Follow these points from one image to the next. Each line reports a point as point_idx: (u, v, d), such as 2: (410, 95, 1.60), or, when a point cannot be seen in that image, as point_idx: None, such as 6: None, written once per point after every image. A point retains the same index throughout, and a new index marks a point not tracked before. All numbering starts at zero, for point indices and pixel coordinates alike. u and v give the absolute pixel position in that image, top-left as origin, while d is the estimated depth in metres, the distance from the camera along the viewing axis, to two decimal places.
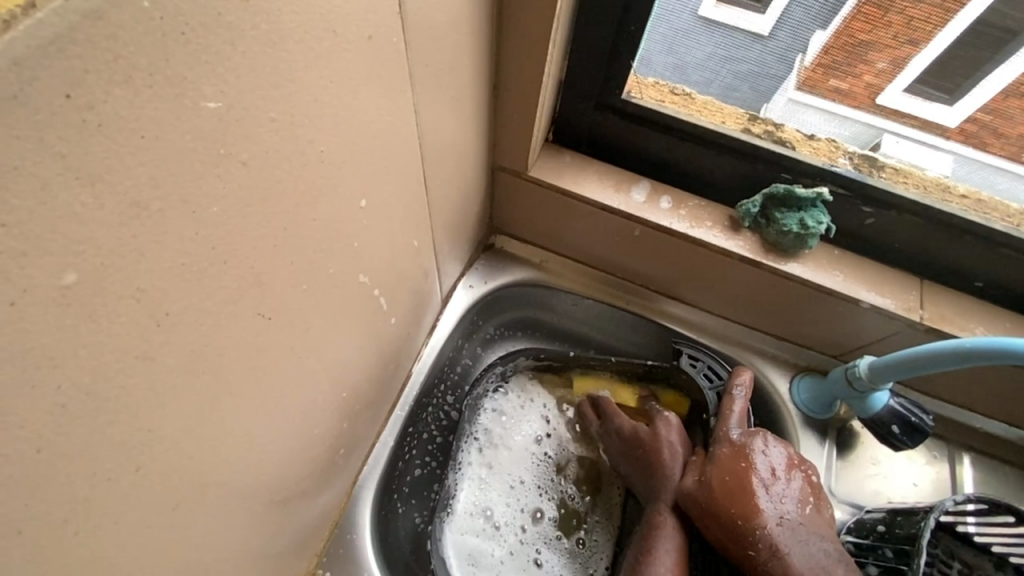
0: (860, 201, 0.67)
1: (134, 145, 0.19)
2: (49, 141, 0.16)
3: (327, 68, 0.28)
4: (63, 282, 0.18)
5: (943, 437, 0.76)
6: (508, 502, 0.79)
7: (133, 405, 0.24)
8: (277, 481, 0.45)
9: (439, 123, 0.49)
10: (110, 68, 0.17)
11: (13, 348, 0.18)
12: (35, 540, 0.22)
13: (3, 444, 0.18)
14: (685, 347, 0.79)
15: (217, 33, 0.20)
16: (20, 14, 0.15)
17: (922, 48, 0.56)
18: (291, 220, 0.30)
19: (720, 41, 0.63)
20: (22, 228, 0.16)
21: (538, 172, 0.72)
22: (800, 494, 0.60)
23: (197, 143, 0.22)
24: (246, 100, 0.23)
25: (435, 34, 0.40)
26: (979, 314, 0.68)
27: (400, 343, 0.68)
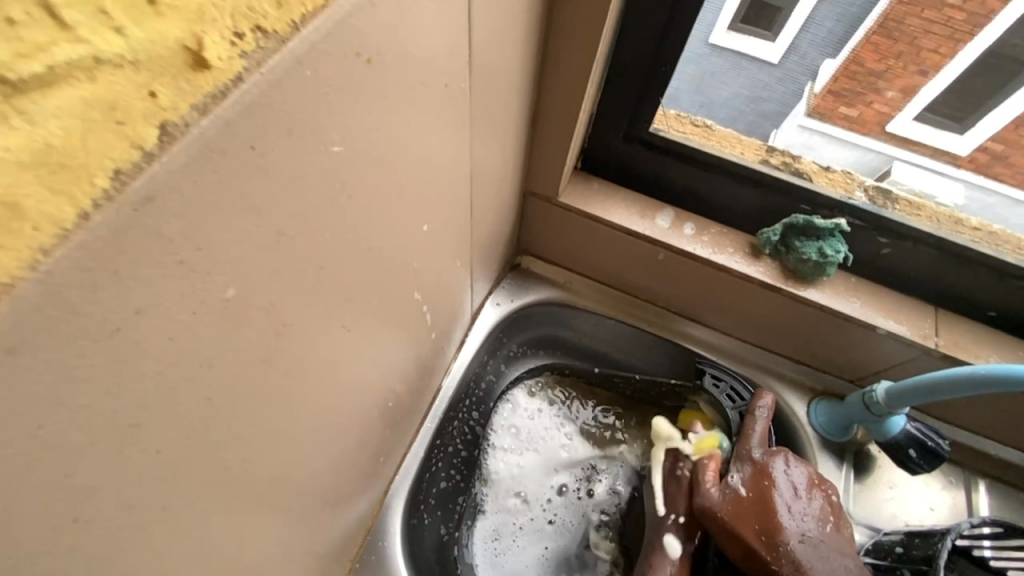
0: (876, 232, 0.70)
1: (285, 184, 0.23)
2: (237, 184, 0.21)
3: (416, 111, 0.33)
4: (226, 295, 0.22)
5: (958, 463, 0.78)
6: (534, 473, 0.86)
7: (250, 401, 0.27)
8: (329, 482, 0.48)
9: (486, 154, 0.53)
10: (280, 124, 0.21)
11: (188, 349, 0.21)
12: (174, 516, 0.25)
13: (169, 429, 0.22)
14: (708, 368, 0.84)
15: (347, 90, 0.25)
16: (230, 87, 0.19)
17: (931, 77, 0.61)
18: (373, 244, 0.34)
19: (744, 82, 0.69)
20: (212, 252, 0.21)
21: (567, 197, 0.76)
22: (820, 512, 0.62)
23: (320, 179, 0.26)
24: (359, 142, 0.28)
25: (493, 77, 0.45)
26: (993, 342, 0.71)
27: (434, 356, 0.71)
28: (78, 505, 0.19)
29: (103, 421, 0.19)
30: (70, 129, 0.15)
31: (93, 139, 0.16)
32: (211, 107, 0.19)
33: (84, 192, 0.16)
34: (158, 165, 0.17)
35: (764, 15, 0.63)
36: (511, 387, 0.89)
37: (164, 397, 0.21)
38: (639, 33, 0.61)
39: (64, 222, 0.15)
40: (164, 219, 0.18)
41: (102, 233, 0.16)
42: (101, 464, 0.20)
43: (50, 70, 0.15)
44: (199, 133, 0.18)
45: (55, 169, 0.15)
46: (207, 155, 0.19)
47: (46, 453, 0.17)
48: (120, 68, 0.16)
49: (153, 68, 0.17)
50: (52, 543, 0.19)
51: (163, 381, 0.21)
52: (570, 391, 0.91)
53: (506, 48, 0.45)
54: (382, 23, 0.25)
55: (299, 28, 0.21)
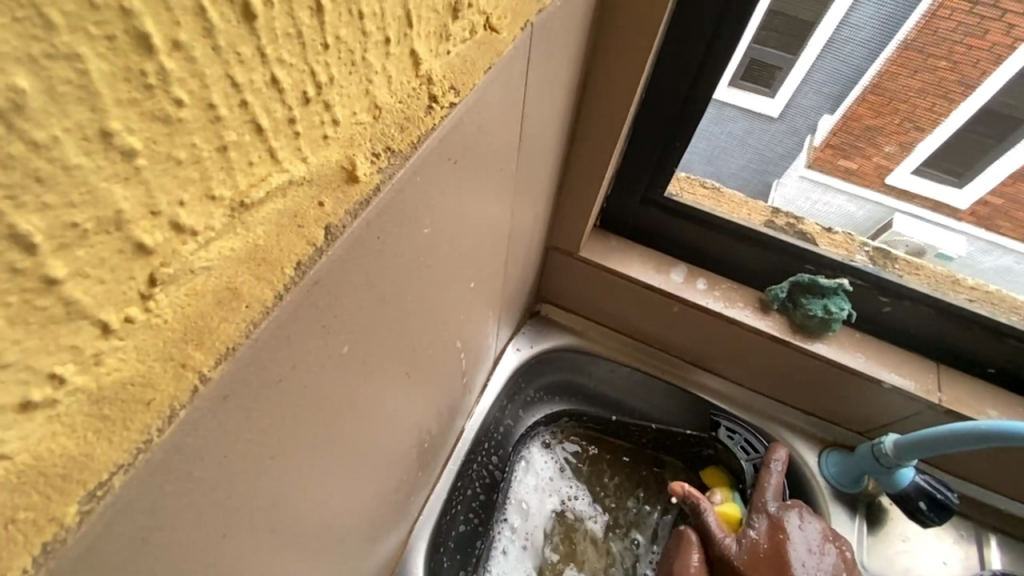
0: (878, 292, 0.75)
1: (393, 260, 0.29)
2: (363, 266, 0.27)
3: (478, 193, 0.39)
4: (342, 351, 0.28)
5: (969, 516, 0.80)
6: (548, 522, 0.89)
7: (338, 440, 0.32)
8: (372, 519, 0.51)
9: (522, 217, 0.60)
10: (393, 217, 0.28)
11: (313, 394, 0.27)
12: (276, 540, 0.30)
13: (289, 460, 0.27)
14: (723, 419, 0.88)
15: (438, 185, 0.31)
16: (371, 194, 0.26)
17: (929, 132, 0.66)
18: (436, 303, 0.40)
19: (750, 157, 0.76)
20: (340, 318, 0.26)
21: (587, 252, 0.83)
22: (833, 568, 0.62)
23: (413, 254, 0.32)
24: (440, 224, 0.34)
25: (535, 153, 0.52)
26: (993, 397, 0.74)
27: (461, 399, 0.75)
28: (227, 524, 0.24)
29: (256, 452, 0.24)
30: (270, 232, 0.21)
31: (284, 240, 0.22)
32: (359, 211, 0.25)
33: (278, 278, 0.22)
34: (323, 257, 0.24)
35: (767, 70, 0.66)
36: (529, 435, 0.93)
37: (291, 435, 0.26)
38: (657, 111, 0.69)
39: (266, 300, 0.21)
40: (320, 294, 0.24)
41: (287, 306, 0.22)
42: (249, 487, 0.24)
43: (266, 193, 0.21)
44: (349, 230, 0.25)
45: (260, 263, 0.21)
46: (351, 244, 0.25)
47: (223, 478, 0.22)
48: (301, 186, 0.22)
49: (320, 184, 0.23)
50: (210, 554, 0.23)
51: (295, 421, 0.26)
52: (584, 442, 0.95)
53: (546, 132, 0.52)
54: (466, 133, 0.32)
55: (415, 147, 0.28)
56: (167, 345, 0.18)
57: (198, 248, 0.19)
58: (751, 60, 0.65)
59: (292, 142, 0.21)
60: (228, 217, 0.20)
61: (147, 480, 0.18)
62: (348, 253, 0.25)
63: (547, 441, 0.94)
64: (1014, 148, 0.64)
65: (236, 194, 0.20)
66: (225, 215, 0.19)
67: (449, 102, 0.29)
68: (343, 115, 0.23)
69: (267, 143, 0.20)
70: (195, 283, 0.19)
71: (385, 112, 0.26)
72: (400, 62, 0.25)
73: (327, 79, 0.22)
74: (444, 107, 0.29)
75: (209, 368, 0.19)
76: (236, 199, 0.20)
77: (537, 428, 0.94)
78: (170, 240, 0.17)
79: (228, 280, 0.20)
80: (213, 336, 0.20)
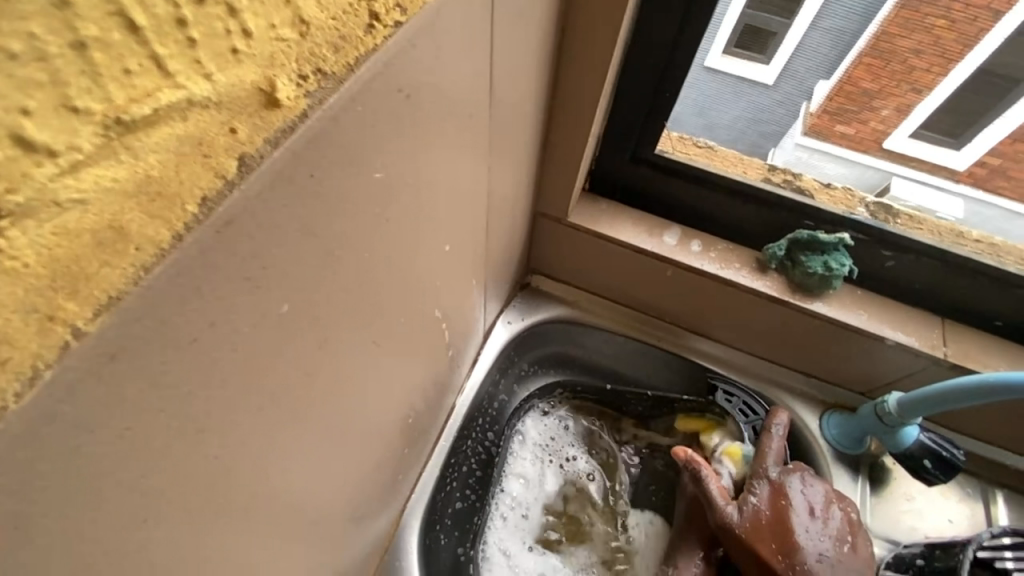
0: (880, 246, 0.72)
1: (338, 207, 0.26)
2: (296, 209, 0.23)
3: (442, 139, 0.35)
4: (281, 310, 0.25)
5: (974, 474, 0.78)
6: (545, 493, 0.87)
7: (293, 411, 0.29)
8: (354, 498, 0.49)
9: (502, 176, 0.56)
10: (334, 153, 0.24)
11: (247, 358, 0.23)
12: (226, 521, 0.27)
13: (228, 434, 0.24)
14: (721, 383, 0.85)
15: (389, 120, 0.28)
16: (296, 122, 0.22)
17: (925, 95, 0.64)
18: (404, 264, 0.36)
19: (745, 107, 0.72)
20: (272, 269, 0.23)
21: (576, 218, 0.79)
22: (838, 531, 0.56)
23: (364, 203, 0.28)
24: (396, 168, 0.30)
25: (510, 103, 0.48)
26: (999, 351, 0.72)
27: (449, 374, 0.73)
28: (149, 507, 0.21)
29: (176, 422, 0.21)
30: (167, 161, 0.18)
31: (185, 171, 0.18)
32: (281, 140, 0.21)
33: (178, 216, 0.18)
34: (236, 192, 0.20)
35: (758, 38, 0.65)
36: (525, 408, 0.91)
37: (223, 405, 0.23)
38: (643, 59, 0.64)
39: (162, 242, 0.18)
40: (238, 238, 0.21)
41: (191, 249, 0.19)
42: (172, 464, 0.21)
43: (154, 111, 0.17)
44: (269, 162, 0.21)
45: (155, 198, 0.17)
46: (276, 179, 0.22)
47: (129, 453, 0.19)
48: (207, 109, 0.18)
49: (231, 108, 0.19)
50: (127, 541, 0.20)
51: (226, 388, 0.23)
52: (580, 412, 0.93)
53: (520, 80, 0.48)
54: (418, 61, 0.28)
55: (353, 70, 0.24)
56: (30, 294, 0.14)
57: (62, 173, 0.15)
58: (745, 24, 0.64)
59: (186, 51, 0.17)
60: (102, 138, 0.16)
61: (9, 455, 0.15)
62: (275, 192, 0.22)
63: (540, 413, 0.92)
64: (1012, 108, 0.62)
65: (110, 108, 0.16)
66: (98, 135, 0.15)
67: (393, 21, 0.25)
68: (257, 27, 0.19)
69: (149, 48, 0.16)
70: (64, 220, 0.15)
71: (314, 27, 0.21)
72: None
73: None
74: (388, 26, 0.25)
75: (85, 321, 0.16)
76: (111, 115, 0.16)
77: (532, 401, 0.91)
78: (17, 160, 0.14)
79: (111, 218, 0.16)
80: (91, 284, 0.16)
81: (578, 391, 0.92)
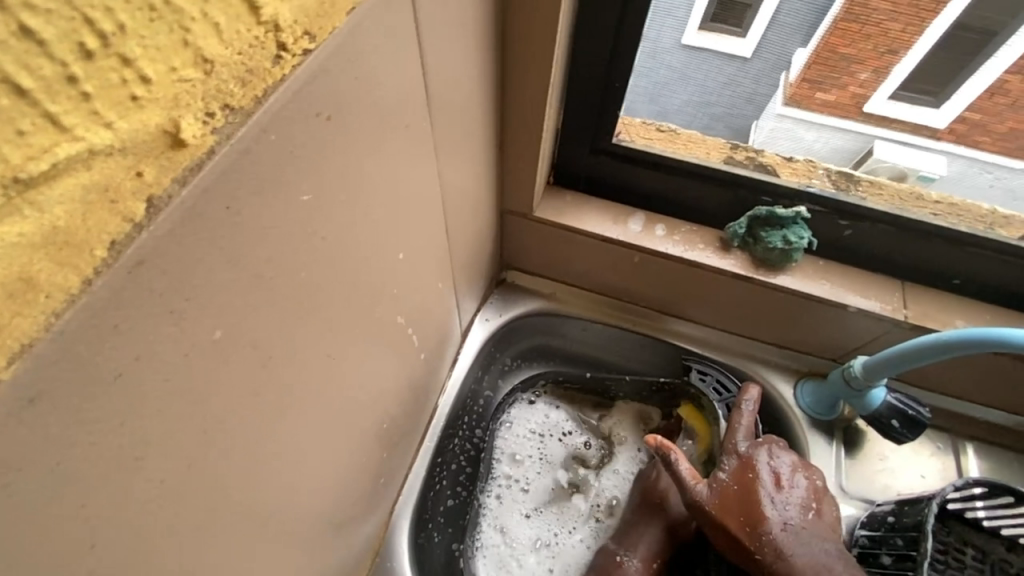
0: (837, 216, 0.73)
1: (262, 233, 0.27)
2: (214, 241, 0.24)
3: (376, 153, 0.36)
4: (213, 336, 0.26)
5: (945, 429, 0.81)
6: (536, 476, 0.89)
7: (243, 429, 0.31)
8: (333, 503, 0.52)
9: (457, 180, 0.56)
10: (249, 182, 0.25)
11: (179, 387, 0.25)
12: (185, 539, 0.29)
13: (171, 459, 0.26)
14: (695, 363, 0.87)
15: (310, 143, 0.28)
16: (203, 159, 0.23)
17: (903, 54, 0.62)
18: (351, 276, 0.38)
19: (693, 90, 0.72)
20: (197, 300, 0.24)
21: (542, 212, 0.80)
22: (802, 499, 0.58)
23: (292, 226, 0.29)
24: (326, 188, 0.31)
25: (454, 107, 0.48)
26: (957, 309, 0.74)
27: (427, 376, 0.74)
28: (94, 532, 0.23)
29: (110, 454, 0.22)
30: (72, 211, 0.19)
31: (92, 220, 0.19)
32: (188, 178, 0.22)
33: (87, 262, 0.19)
34: (146, 233, 0.21)
35: (732, 9, 0.63)
36: (510, 400, 0.93)
37: (160, 432, 0.24)
38: (591, 51, 0.64)
39: (71, 288, 0.19)
40: (153, 276, 0.22)
41: (102, 293, 0.20)
42: (113, 492, 0.23)
43: (54, 166, 0.18)
44: (179, 201, 0.22)
45: (62, 246, 0.18)
46: (189, 217, 0.22)
47: (63, 487, 0.20)
48: (110, 156, 0.19)
49: (137, 153, 0.20)
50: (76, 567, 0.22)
51: (159, 417, 0.24)
52: (565, 397, 0.95)
53: (461, 85, 0.48)
54: (336, 83, 0.29)
55: (261, 102, 0.25)
56: None
57: None
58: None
59: (82, 105, 0.18)
60: (2, 197, 0.17)
61: None
62: (191, 228, 0.23)
63: (528, 403, 0.94)
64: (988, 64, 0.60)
65: (6, 168, 0.16)
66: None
67: (302, 49, 0.26)
68: (155, 72, 0.20)
69: (42, 108, 0.17)
70: None
71: (218, 65, 0.22)
72: (225, 6, 0.22)
73: (115, 27, 0.18)
74: (297, 55, 0.26)
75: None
76: (8, 174, 0.17)
77: (517, 393, 0.93)
78: None
79: (20, 270, 0.17)
80: (3, 333, 0.17)
81: (561, 378, 0.94)
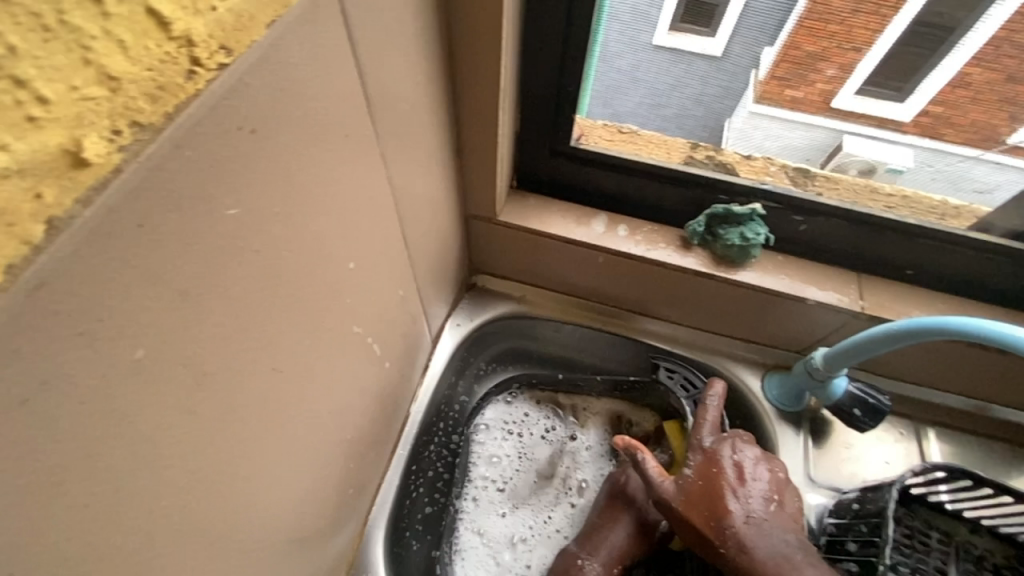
0: (792, 212, 0.75)
1: (184, 250, 0.27)
2: (129, 260, 0.24)
3: (314, 165, 0.36)
4: (135, 356, 0.26)
5: (907, 415, 0.83)
6: (513, 475, 0.90)
7: (178, 449, 0.30)
8: (294, 518, 0.51)
9: (412, 188, 0.56)
10: (165, 199, 0.25)
11: (99, 408, 0.24)
12: (118, 563, 0.28)
13: (96, 481, 0.25)
14: (663, 361, 0.88)
15: (233, 157, 0.28)
16: (108, 178, 0.22)
17: (866, 52, 0.60)
18: (294, 289, 0.37)
19: (644, 93, 0.72)
20: (112, 320, 0.24)
21: (505, 216, 0.80)
22: (765, 492, 0.59)
23: (220, 240, 0.29)
24: (256, 202, 0.31)
25: (401, 116, 0.48)
26: (910, 298, 0.76)
27: (396, 386, 0.73)
28: (11, 561, 0.22)
29: (22, 479, 0.22)
30: None
31: None
32: (93, 198, 0.22)
33: None
34: (47, 255, 0.20)
35: (700, 10, 0.62)
36: (484, 401, 0.94)
37: (81, 455, 0.24)
38: (542, 56, 0.65)
39: None
40: (59, 298, 0.21)
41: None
42: (29, 518, 0.22)
43: None
44: (84, 222, 0.21)
45: None
46: (97, 237, 0.22)
47: None
48: (7, 178, 0.18)
49: (37, 175, 0.19)
50: None
51: (77, 440, 0.24)
52: (539, 395, 0.96)
53: (407, 94, 0.48)
54: (258, 97, 0.29)
55: (172, 118, 0.24)
56: None
57: None
58: None
59: None
60: None
61: None
62: (101, 248, 0.22)
63: (504, 404, 0.95)
64: (950, 57, 0.58)
65: None
66: None
67: (217, 63, 0.25)
68: (55, 92, 0.19)
69: None
70: None
71: (125, 82, 0.21)
72: (133, 22, 0.21)
73: (6, 49, 0.18)
74: (211, 70, 0.25)
75: None
76: None
77: (491, 396, 0.94)
78: None
79: None
80: None
81: (535, 378, 0.95)
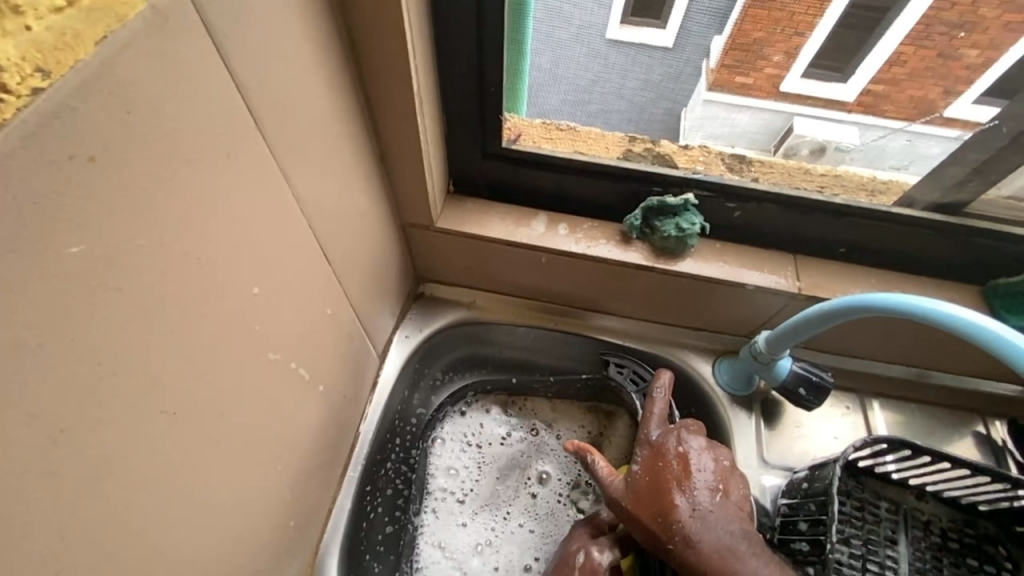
0: (724, 199, 0.75)
1: (11, 300, 0.24)
2: None
3: (188, 191, 0.33)
4: None
5: (853, 388, 0.85)
6: (472, 479, 0.89)
7: (39, 513, 0.28)
8: (220, 562, 0.48)
9: (327, 203, 0.54)
10: None
11: None
12: None
13: None
14: (612, 356, 0.89)
15: (67, 192, 0.26)
16: None
17: (808, 36, 0.58)
18: (178, 324, 0.35)
19: (567, 90, 0.70)
20: None
21: (443, 223, 0.78)
22: (710, 481, 0.58)
23: (63, 282, 0.26)
24: (108, 237, 0.28)
25: (301, 128, 0.46)
26: (844, 275, 0.78)
27: (339, 408, 0.70)
28: None
29: None
30: None
31: None
32: None
33: None
34: None
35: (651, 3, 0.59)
36: (440, 410, 0.92)
37: None
38: (460, 58, 0.63)
39: None
40: None
41: None
42: None
43: None
44: None
45: None
46: None
47: None
48: None
49: None
50: None
51: None
52: (494, 398, 0.95)
53: (304, 105, 0.45)
54: (93, 124, 0.26)
55: None
56: None
57: None
58: None
59: None
60: None
61: None
62: None
63: (461, 414, 0.93)
64: (885, 36, 0.56)
65: None
66: None
67: (31, 88, 0.23)
68: None
69: None
70: None
71: None
72: None
73: None
74: (24, 95, 0.23)
75: None
76: None
77: (447, 404, 0.92)
78: None
79: None
80: None
81: (489, 381, 0.94)
